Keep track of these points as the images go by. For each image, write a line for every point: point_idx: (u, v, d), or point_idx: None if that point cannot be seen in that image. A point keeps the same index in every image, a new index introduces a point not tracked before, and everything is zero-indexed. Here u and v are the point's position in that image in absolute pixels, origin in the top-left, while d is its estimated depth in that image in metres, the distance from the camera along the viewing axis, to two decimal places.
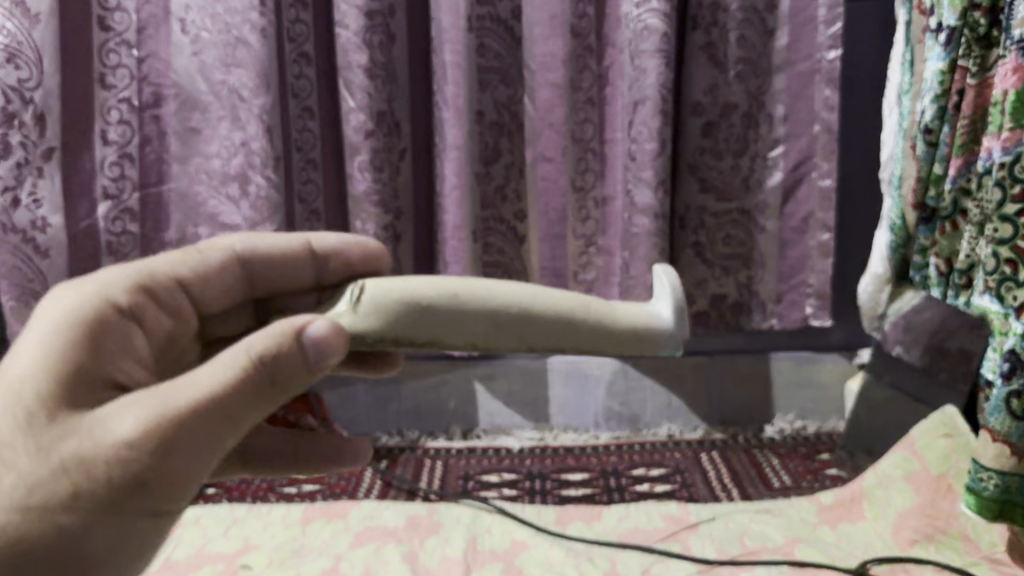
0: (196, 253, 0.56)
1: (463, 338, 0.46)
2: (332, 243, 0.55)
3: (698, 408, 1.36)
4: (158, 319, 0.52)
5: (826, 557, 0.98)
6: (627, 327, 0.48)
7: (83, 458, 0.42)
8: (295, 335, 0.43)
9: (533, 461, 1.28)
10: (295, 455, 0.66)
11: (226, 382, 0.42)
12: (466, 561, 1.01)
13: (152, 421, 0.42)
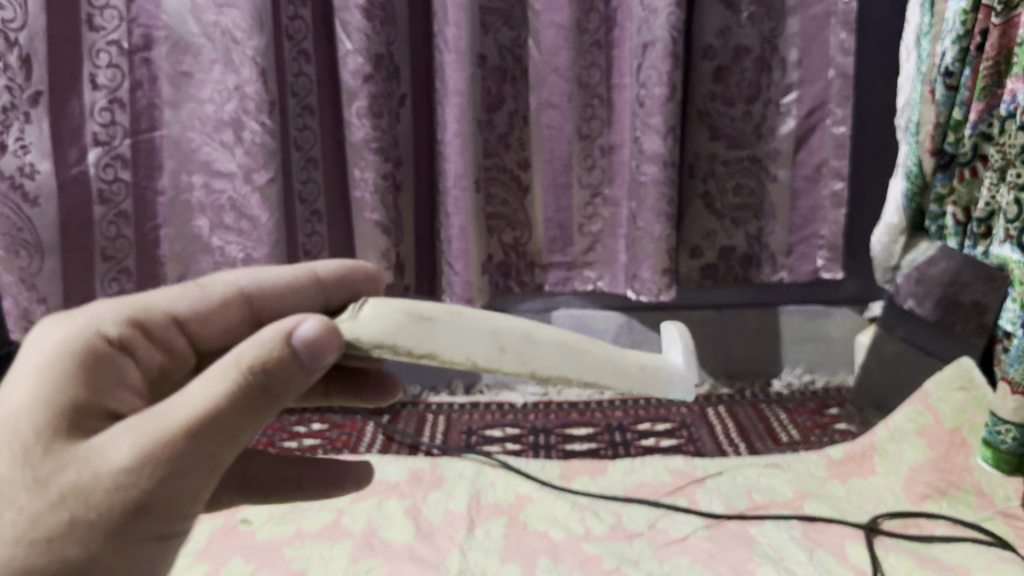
0: (196, 288, 0.56)
1: (464, 352, 0.45)
2: (335, 272, 0.57)
3: (705, 362, 1.34)
4: (148, 354, 0.52)
5: (836, 512, 0.96)
6: (629, 363, 0.49)
7: (82, 488, 0.41)
8: (283, 342, 0.43)
9: (537, 416, 1.26)
10: (295, 474, 0.66)
11: (218, 397, 0.42)
12: (469, 515, 1.00)
13: (149, 443, 0.41)
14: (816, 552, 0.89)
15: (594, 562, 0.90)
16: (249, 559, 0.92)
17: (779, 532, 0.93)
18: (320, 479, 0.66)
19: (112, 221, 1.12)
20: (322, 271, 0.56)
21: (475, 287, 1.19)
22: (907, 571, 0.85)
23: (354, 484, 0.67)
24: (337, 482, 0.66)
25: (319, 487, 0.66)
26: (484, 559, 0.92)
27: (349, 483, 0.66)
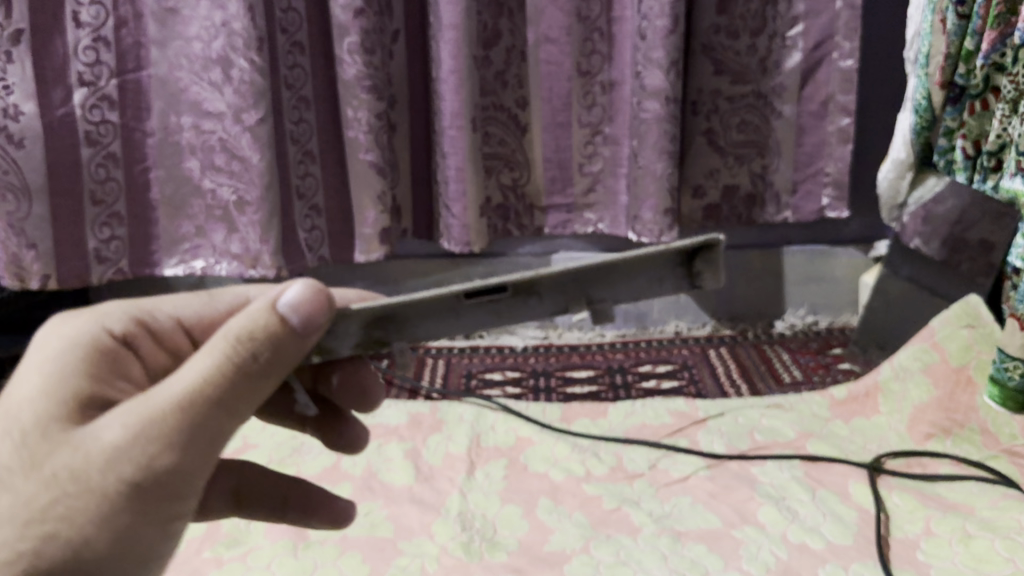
0: (204, 296, 0.56)
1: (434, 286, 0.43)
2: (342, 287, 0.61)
3: (706, 303, 1.33)
4: (151, 353, 0.50)
5: (839, 451, 0.95)
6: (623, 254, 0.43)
7: (75, 469, 0.40)
8: (274, 313, 0.42)
9: (538, 359, 1.25)
10: (285, 497, 0.62)
11: (210, 371, 0.41)
12: (470, 457, 0.99)
13: (142, 421, 0.40)
14: (818, 491, 0.88)
15: (594, 503, 0.90)
16: None
17: (780, 473, 0.92)
18: (313, 502, 0.62)
19: (101, 163, 1.09)
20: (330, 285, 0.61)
21: (473, 230, 1.16)
22: (910, 510, 0.84)
23: (335, 519, 0.63)
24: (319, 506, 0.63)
25: (304, 515, 0.62)
26: (484, 501, 0.92)
27: (329, 513, 0.63)
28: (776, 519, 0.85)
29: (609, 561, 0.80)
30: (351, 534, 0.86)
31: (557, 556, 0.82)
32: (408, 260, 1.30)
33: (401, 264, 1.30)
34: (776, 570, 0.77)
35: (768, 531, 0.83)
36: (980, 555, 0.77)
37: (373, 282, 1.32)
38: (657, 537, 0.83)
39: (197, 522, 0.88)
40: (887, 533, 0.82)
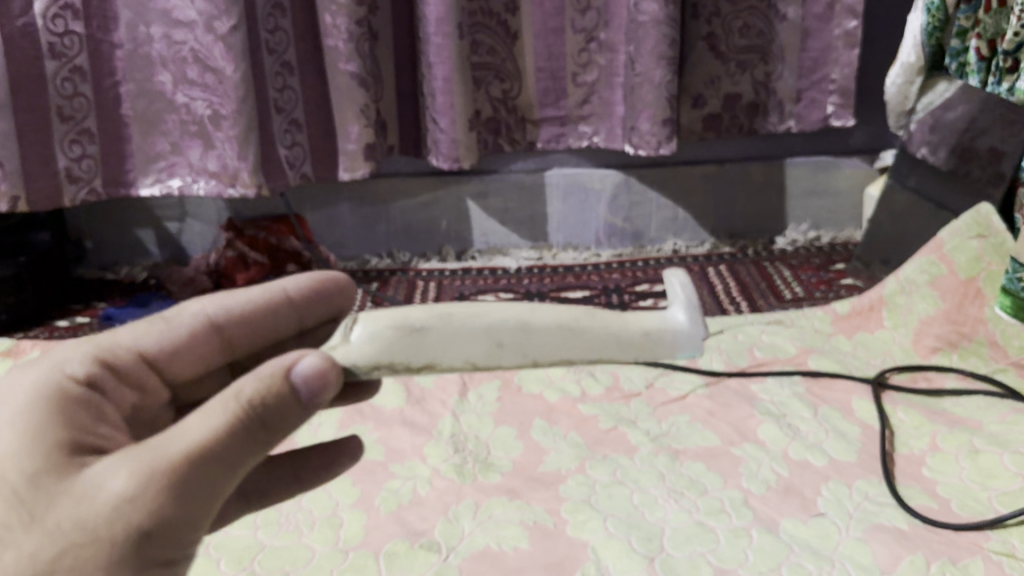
0: (162, 322, 0.47)
1: (461, 356, 0.47)
2: (308, 287, 0.49)
3: (705, 220, 1.28)
4: (121, 394, 0.44)
5: (841, 366, 0.93)
6: (639, 333, 0.50)
7: (80, 521, 0.35)
8: (284, 375, 0.37)
9: (532, 281, 1.20)
10: (293, 468, 0.53)
11: (219, 431, 0.36)
12: (463, 380, 0.96)
13: (149, 472, 0.35)
14: (821, 408, 0.86)
15: (590, 423, 0.87)
16: None
17: (782, 389, 0.89)
18: (314, 455, 0.53)
19: (67, 77, 1.03)
20: (295, 292, 0.48)
21: (462, 145, 1.11)
22: (916, 425, 0.82)
23: (351, 456, 0.54)
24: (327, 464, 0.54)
25: (322, 471, 0.54)
26: (478, 423, 0.89)
27: (342, 450, 0.54)
28: (777, 436, 0.82)
29: (605, 481, 0.78)
30: None
31: (552, 477, 0.80)
32: (396, 179, 1.24)
33: (389, 183, 1.24)
34: (777, 488, 0.75)
35: (769, 449, 0.80)
36: (988, 470, 0.75)
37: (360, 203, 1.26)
38: (655, 457, 0.81)
39: None
40: (892, 449, 0.79)
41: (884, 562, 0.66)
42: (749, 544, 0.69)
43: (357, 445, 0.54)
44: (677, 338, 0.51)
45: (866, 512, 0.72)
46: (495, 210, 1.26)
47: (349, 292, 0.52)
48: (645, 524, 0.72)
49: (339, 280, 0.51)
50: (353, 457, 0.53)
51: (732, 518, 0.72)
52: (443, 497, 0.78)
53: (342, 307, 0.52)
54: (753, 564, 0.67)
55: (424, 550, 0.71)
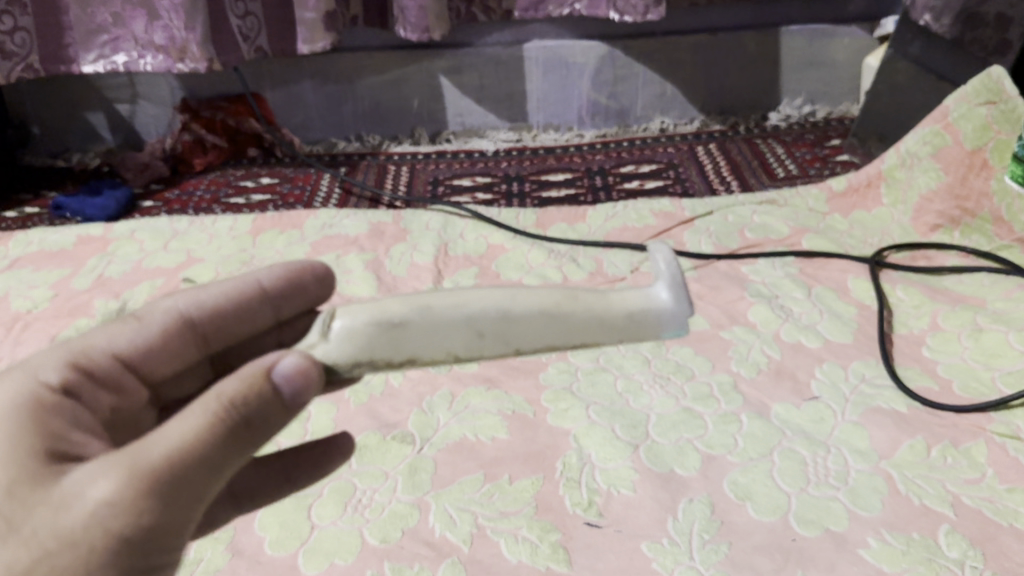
0: (132, 318, 0.40)
1: (442, 348, 0.40)
2: (280, 276, 0.42)
3: (695, 96, 1.20)
4: (98, 399, 0.38)
5: (837, 246, 0.87)
6: (624, 315, 0.44)
7: (57, 532, 0.31)
8: (266, 374, 0.34)
9: (510, 164, 1.13)
10: (282, 468, 0.47)
11: (200, 432, 0.32)
12: (438, 267, 0.88)
13: (128, 478, 0.31)
14: (815, 289, 0.81)
15: None
16: None
17: (774, 271, 0.84)
18: (305, 454, 0.48)
19: None
20: (268, 281, 0.41)
21: (431, 13, 1.02)
22: (915, 305, 0.78)
23: (342, 452, 0.49)
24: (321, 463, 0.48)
25: (311, 473, 0.48)
26: None
27: (331, 448, 0.48)
28: (768, 318, 0.77)
29: (588, 368, 0.74)
30: None
31: (532, 366, 0.75)
32: (362, 54, 1.15)
33: (355, 59, 1.15)
34: (768, 372, 0.71)
35: (760, 331, 0.76)
36: (992, 350, 0.71)
37: (324, 81, 1.17)
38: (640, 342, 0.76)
39: None
40: (889, 330, 0.75)
41: (882, 447, 0.63)
42: (739, 430, 0.65)
43: (348, 442, 0.49)
44: (662, 317, 0.44)
45: (863, 395, 0.68)
46: (470, 88, 1.18)
47: (330, 284, 0.44)
48: (629, 411, 0.68)
49: (317, 269, 0.43)
50: (346, 455, 0.48)
51: (721, 403, 0.68)
52: (417, 388, 0.73)
53: (323, 300, 0.44)
54: (742, 450, 0.63)
55: (397, 443, 0.67)
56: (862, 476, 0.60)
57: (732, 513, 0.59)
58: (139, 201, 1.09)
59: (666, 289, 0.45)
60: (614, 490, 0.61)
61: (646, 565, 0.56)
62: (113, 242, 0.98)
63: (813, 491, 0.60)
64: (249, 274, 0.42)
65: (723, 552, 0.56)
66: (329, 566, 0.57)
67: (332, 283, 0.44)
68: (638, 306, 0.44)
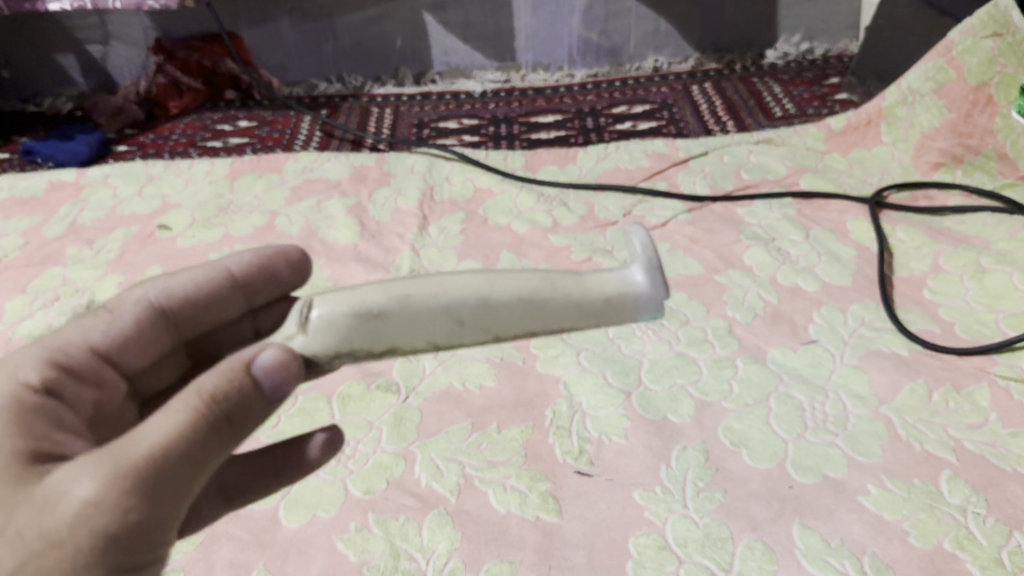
0: (105, 311, 0.39)
1: (420, 338, 0.36)
2: (250, 263, 0.40)
3: (689, 34, 1.16)
4: (81, 395, 0.37)
5: (837, 187, 0.84)
6: (601, 300, 0.38)
7: (44, 530, 0.30)
8: (244, 368, 0.32)
9: (498, 105, 1.09)
10: (269, 462, 0.43)
11: (181, 430, 0.30)
12: (423, 212, 0.85)
13: (110, 477, 0.30)
14: (813, 230, 0.78)
15: (562, 255, 0.78)
16: (169, 268, 0.80)
17: (771, 213, 0.81)
18: (294, 448, 0.43)
19: None
20: (237, 269, 0.39)
21: None
22: (917, 247, 0.75)
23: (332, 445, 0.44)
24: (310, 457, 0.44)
25: (301, 468, 0.44)
26: (439, 258, 0.79)
27: (319, 442, 0.43)
28: (764, 261, 0.75)
29: None
30: None
31: None
32: None
33: None
34: (764, 316, 0.69)
35: (756, 275, 0.73)
36: (996, 291, 0.69)
37: (303, 19, 1.12)
38: None
39: (111, 290, 0.78)
40: (890, 272, 0.73)
41: (882, 392, 0.61)
42: (734, 375, 0.63)
43: (340, 437, 0.44)
44: (638, 301, 0.38)
45: (862, 338, 0.66)
46: (455, 26, 1.13)
47: (305, 270, 0.42)
48: (621, 358, 0.66)
49: (290, 255, 0.41)
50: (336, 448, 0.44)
51: (715, 348, 0.66)
52: None
53: (298, 286, 0.42)
54: (738, 396, 0.61)
55: (381, 392, 0.64)
56: (861, 422, 0.58)
57: (727, 460, 0.57)
58: (113, 145, 1.05)
59: (641, 266, 0.39)
60: (606, 438, 0.59)
61: (638, 514, 0.54)
62: (86, 188, 0.94)
63: (811, 437, 0.58)
64: (219, 261, 0.40)
65: (718, 500, 0.54)
66: (311, 519, 0.55)
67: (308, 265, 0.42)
68: (620, 291, 0.38)
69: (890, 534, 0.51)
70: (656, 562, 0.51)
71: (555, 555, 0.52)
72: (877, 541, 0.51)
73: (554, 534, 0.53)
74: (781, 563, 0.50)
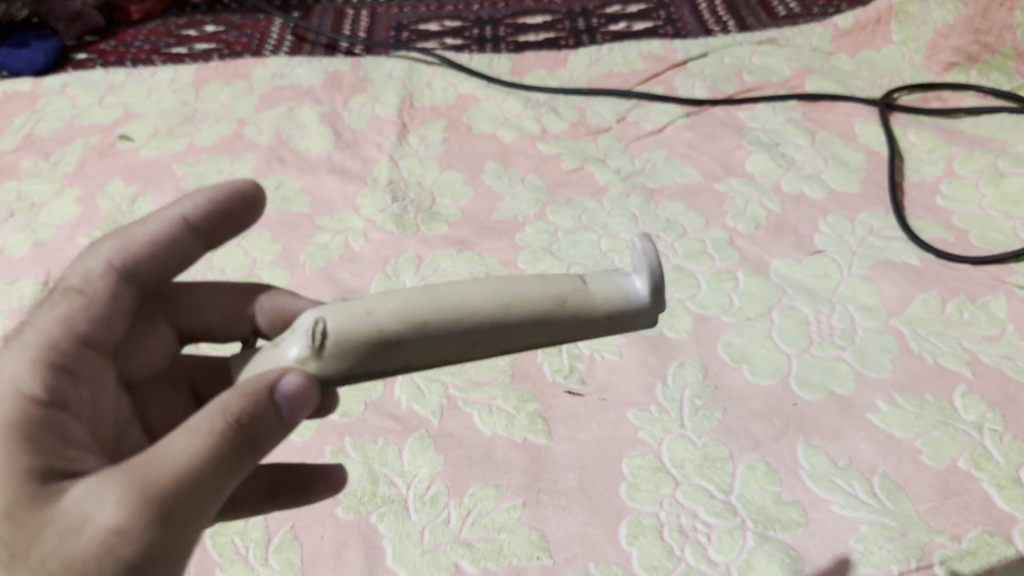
0: (72, 295, 0.34)
1: (432, 360, 0.31)
2: (204, 209, 0.35)
3: None
4: (81, 397, 0.33)
5: (844, 88, 0.79)
6: (613, 317, 0.32)
7: (63, 563, 0.27)
8: (267, 388, 0.29)
9: (482, 6, 1.01)
10: (265, 482, 0.40)
11: (206, 452, 0.28)
12: (402, 119, 0.79)
13: (133, 503, 0.27)
14: (820, 135, 0.73)
15: (552, 164, 0.73)
16: (131, 181, 0.75)
17: (774, 117, 0.76)
18: (294, 472, 0.41)
19: None
20: (194, 220, 0.35)
21: None
22: (929, 151, 0.71)
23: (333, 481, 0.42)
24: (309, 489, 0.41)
25: (297, 496, 0.41)
26: (419, 168, 0.74)
27: (322, 472, 0.41)
28: (767, 168, 0.70)
29: (569, 227, 0.66)
30: None
31: (507, 226, 0.67)
32: None
33: None
34: (767, 225, 0.64)
35: (759, 182, 0.68)
36: (1013, 197, 0.65)
37: None
38: (626, 198, 0.68)
39: (70, 207, 0.73)
40: (901, 177, 0.68)
41: (892, 303, 0.57)
42: (735, 289, 0.59)
43: (342, 473, 0.42)
44: (652, 315, 0.33)
45: (871, 248, 0.61)
46: None
47: (261, 201, 0.36)
48: None
49: (244, 189, 0.36)
50: (339, 485, 0.42)
51: (715, 261, 0.62)
52: (380, 252, 0.65)
53: (258, 219, 0.37)
54: (739, 310, 0.57)
55: None
56: (870, 335, 0.55)
57: (727, 377, 0.53)
58: (72, 53, 0.98)
59: (659, 276, 0.32)
60: (598, 355, 0.55)
61: (632, 435, 0.50)
62: (42, 98, 0.88)
63: (817, 351, 0.54)
64: (170, 211, 0.35)
65: (718, 419, 0.51)
66: (283, 444, 0.51)
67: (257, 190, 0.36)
68: (632, 308, 0.32)
69: (901, 453, 0.48)
70: (652, 484, 0.48)
71: (544, 478, 0.49)
72: (887, 461, 0.47)
73: (543, 456, 0.50)
74: (785, 485, 0.47)
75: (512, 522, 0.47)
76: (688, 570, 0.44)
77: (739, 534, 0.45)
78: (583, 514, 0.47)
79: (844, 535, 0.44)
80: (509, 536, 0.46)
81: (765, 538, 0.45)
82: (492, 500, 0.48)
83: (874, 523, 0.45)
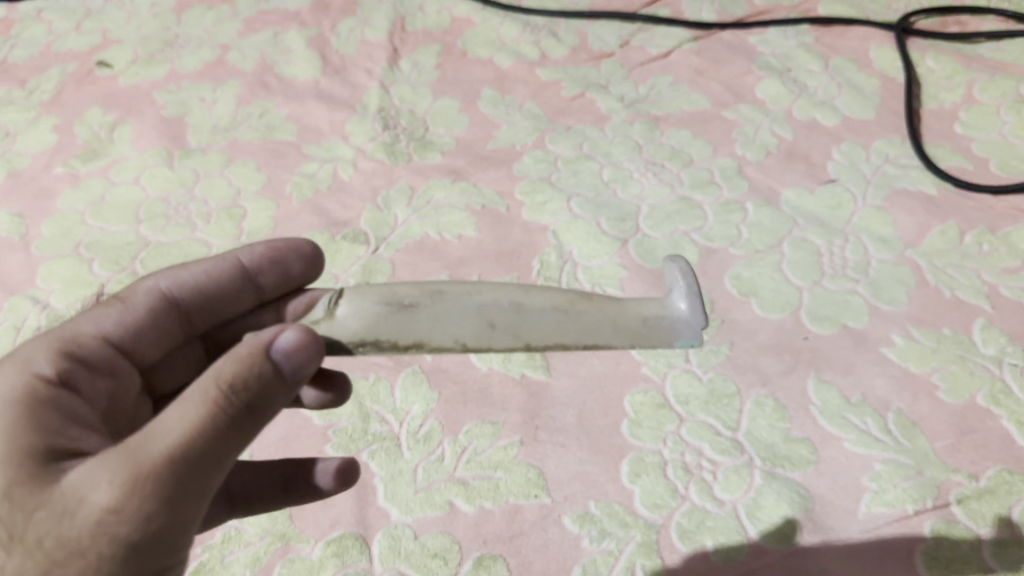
0: (116, 301, 0.36)
1: (447, 335, 0.30)
2: (261, 255, 0.37)
3: None
4: (94, 388, 0.33)
5: (859, 12, 0.75)
6: (642, 318, 0.31)
7: (60, 543, 0.27)
8: (262, 352, 0.27)
9: None
10: (279, 477, 0.40)
11: (199, 426, 0.26)
12: (393, 44, 0.75)
13: (127, 481, 0.26)
14: (833, 60, 0.70)
15: (551, 91, 0.70)
16: (109, 109, 0.71)
17: (785, 42, 0.72)
18: (306, 469, 0.40)
19: None
20: (246, 257, 0.36)
21: None
22: (948, 76, 0.67)
23: (347, 480, 0.40)
24: (319, 485, 0.40)
25: (310, 491, 0.40)
26: (412, 95, 0.70)
27: (334, 469, 0.40)
28: (778, 94, 0.66)
29: (569, 156, 0.63)
30: (242, 139, 0.67)
31: (505, 155, 0.64)
32: None
33: None
34: (778, 154, 0.61)
35: (769, 109, 0.65)
36: None
37: None
38: (630, 126, 0.65)
39: (46, 135, 0.69)
40: (917, 104, 0.65)
41: (908, 234, 0.54)
42: (743, 220, 0.56)
43: (355, 470, 0.40)
44: (689, 326, 0.31)
45: (886, 177, 0.58)
46: None
47: (320, 264, 0.38)
48: (617, 202, 0.59)
49: (302, 247, 0.38)
50: (349, 481, 0.40)
51: (722, 191, 0.59)
52: (370, 182, 0.62)
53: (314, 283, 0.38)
54: (747, 242, 0.55)
55: (348, 243, 0.57)
56: (885, 267, 0.52)
57: (734, 311, 0.51)
58: None
59: (695, 285, 0.32)
60: (599, 289, 0.53)
61: (635, 370, 0.48)
62: (17, 25, 0.83)
63: (829, 284, 0.51)
64: (230, 255, 0.37)
65: (724, 354, 0.48)
66: None
67: (317, 257, 0.38)
68: (660, 310, 0.31)
69: (916, 389, 0.45)
70: (655, 421, 0.46)
71: (542, 415, 0.47)
72: (902, 396, 0.45)
73: (541, 392, 0.48)
74: (794, 422, 0.45)
75: (509, 460, 0.45)
76: (692, 509, 0.42)
77: (746, 472, 0.43)
78: (583, 451, 0.45)
79: (857, 473, 0.42)
80: (505, 474, 0.44)
81: (774, 477, 0.43)
82: (488, 438, 0.46)
83: (889, 461, 0.43)
